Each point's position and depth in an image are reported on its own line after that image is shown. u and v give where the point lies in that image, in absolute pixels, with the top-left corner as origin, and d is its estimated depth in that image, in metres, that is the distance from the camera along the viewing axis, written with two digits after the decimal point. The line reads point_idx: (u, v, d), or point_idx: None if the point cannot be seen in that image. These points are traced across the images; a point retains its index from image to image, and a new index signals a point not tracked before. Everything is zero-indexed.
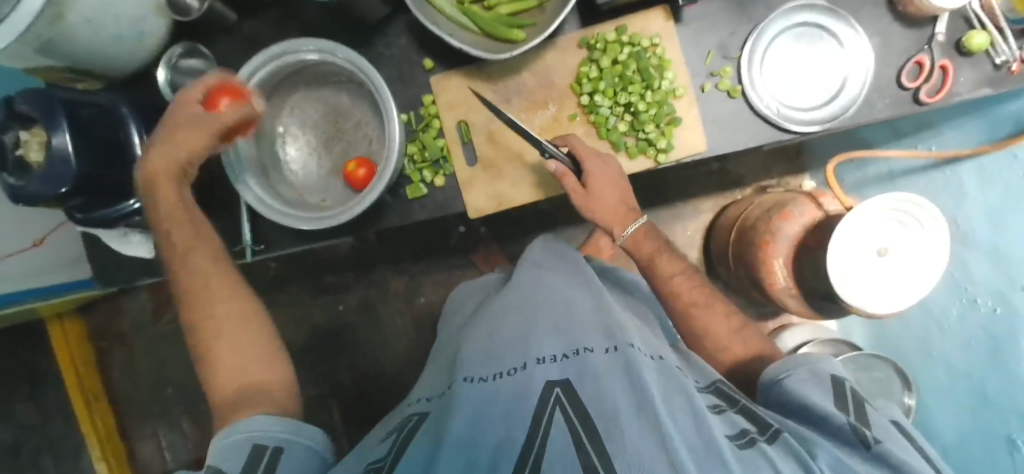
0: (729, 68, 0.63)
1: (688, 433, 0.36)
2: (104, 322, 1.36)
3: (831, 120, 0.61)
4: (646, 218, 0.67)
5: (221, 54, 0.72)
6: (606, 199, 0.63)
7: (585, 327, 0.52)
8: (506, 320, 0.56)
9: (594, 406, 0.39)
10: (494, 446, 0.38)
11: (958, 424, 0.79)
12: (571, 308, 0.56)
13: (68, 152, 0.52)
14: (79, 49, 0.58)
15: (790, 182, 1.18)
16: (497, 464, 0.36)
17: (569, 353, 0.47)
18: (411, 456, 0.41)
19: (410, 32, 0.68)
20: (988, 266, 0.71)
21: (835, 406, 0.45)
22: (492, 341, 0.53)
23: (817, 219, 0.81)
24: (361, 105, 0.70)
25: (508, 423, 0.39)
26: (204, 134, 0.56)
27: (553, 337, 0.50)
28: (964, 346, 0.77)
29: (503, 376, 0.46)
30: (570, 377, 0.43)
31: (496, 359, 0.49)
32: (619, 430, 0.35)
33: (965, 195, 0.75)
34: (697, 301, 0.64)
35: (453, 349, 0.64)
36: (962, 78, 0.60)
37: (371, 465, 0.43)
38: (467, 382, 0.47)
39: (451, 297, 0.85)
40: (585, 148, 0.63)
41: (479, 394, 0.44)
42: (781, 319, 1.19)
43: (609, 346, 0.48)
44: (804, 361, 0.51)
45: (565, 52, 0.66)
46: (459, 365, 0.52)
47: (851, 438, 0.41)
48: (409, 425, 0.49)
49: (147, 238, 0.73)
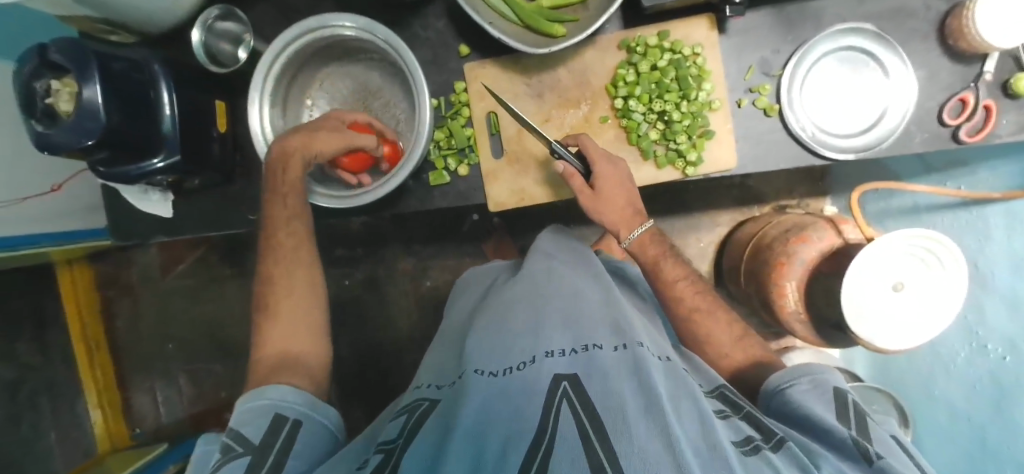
0: (768, 86, 0.62)
1: (694, 434, 0.36)
2: (113, 272, 1.38)
3: (866, 149, 0.60)
4: (653, 223, 0.66)
5: (255, 19, 0.71)
6: (616, 201, 0.63)
7: (595, 323, 0.52)
8: (516, 310, 0.55)
9: (601, 400, 0.38)
10: (502, 437, 0.37)
11: (953, 465, 0.79)
12: (581, 304, 0.55)
13: (98, 107, 0.52)
14: (117, 2, 0.58)
15: (810, 205, 1.16)
16: (504, 455, 0.35)
17: (578, 350, 0.46)
18: (422, 439, 0.41)
19: (448, 16, 0.67)
20: (1004, 312, 0.70)
21: (838, 419, 0.45)
22: (501, 331, 0.52)
23: (837, 246, 0.80)
24: (391, 85, 0.69)
25: (517, 415, 0.39)
26: (341, 144, 0.61)
27: (562, 333, 0.50)
28: (969, 388, 0.76)
29: (513, 371, 0.45)
30: (578, 372, 0.43)
31: (505, 350, 0.49)
32: (625, 426, 0.34)
33: (989, 239, 0.74)
34: (700, 307, 0.63)
35: (460, 335, 0.64)
36: (1006, 120, 0.59)
37: (382, 447, 0.43)
38: (477, 372, 0.46)
39: (457, 282, 0.85)
40: (597, 148, 0.62)
41: (488, 388, 0.43)
42: (784, 340, 1.19)
43: (619, 343, 0.48)
44: (810, 371, 0.51)
45: (603, 52, 0.65)
46: (466, 354, 0.51)
47: (853, 453, 0.41)
48: (419, 409, 0.49)
49: (167, 198, 0.74)
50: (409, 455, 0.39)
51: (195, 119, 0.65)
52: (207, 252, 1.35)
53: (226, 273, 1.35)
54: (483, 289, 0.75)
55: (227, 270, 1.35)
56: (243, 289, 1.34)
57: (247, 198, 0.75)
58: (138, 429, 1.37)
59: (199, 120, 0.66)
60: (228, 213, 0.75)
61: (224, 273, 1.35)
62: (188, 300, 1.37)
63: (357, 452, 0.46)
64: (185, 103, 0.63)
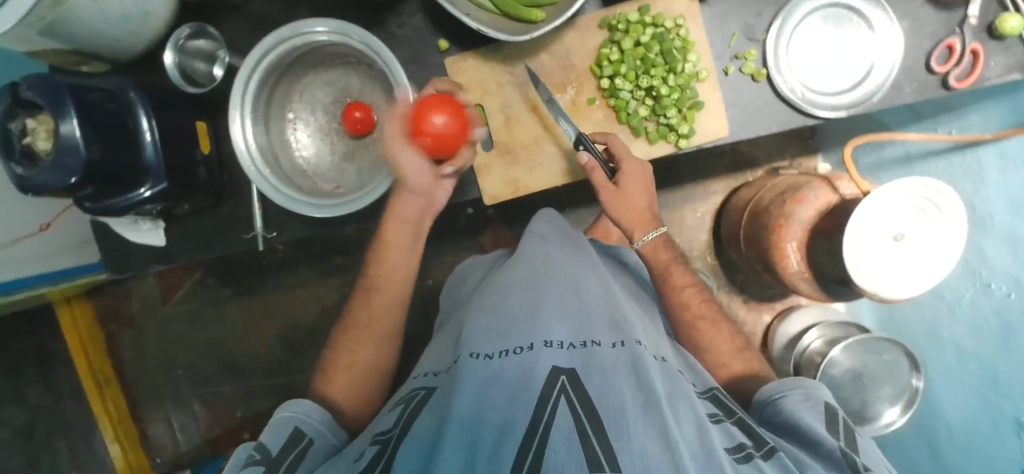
0: (754, 51, 0.61)
1: (692, 440, 0.36)
2: (113, 305, 1.37)
3: (857, 105, 0.60)
4: (666, 229, 0.65)
5: (227, 34, 0.70)
6: (635, 200, 0.62)
7: (596, 317, 0.52)
8: (515, 294, 0.56)
9: (601, 399, 0.38)
10: (497, 425, 0.37)
11: (965, 406, 0.80)
12: (580, 294, 0.56)
13: (78, 143, 0.51)
14: (82, 32, 0.56)
15: (803, 164, 1.16)
16: (500, 442, 0.35)
17: (577, 344, 0.47)
18: (418, 429, 0.41)
19: (424, 11, 0.65)
20: (1006, 251, 0.70)
21: (829, 430, 0.45)
22: (498, 317, 0.52)
23: (834, 203, 0.80)
24: (372, 88, 0.68)
25: (513, 404, 0.39)
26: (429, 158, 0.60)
27: (560, 323, 0.50)
28: (975, 330, 0.77)
29: (509, 354, 0.46)
30: (576, 366, 0.43)
31: (502, 335, 0.49)
32: (624, 427, 0.35)
33: (985, 180, 0.74)
34: (705, 315, 0.63)
35: (458, 321, 0.63)
36: (993, 63, 0.59)
37: (377, 438, 0.44)
38: (473, 357, 0.47)
39: (456, 270, 0.83)
40: (623, 147, 0.62)
41: (483, 372, 0.43)
42: (789, 301, 1.19)
43: (615, 339, 0.49)
44: (804, 384, 0.52)
45: (585, 33, 0.64)
46: (465, 339, 0.52)
47: (840, 464, 0.40)
48: (416, 399, 0.49)
49: (158, 226, 0.73)
50: (405, 446, 0.40)
51: (178, 143, 0.63)
52: (205, 275, 1.34)
53: (226, 294, 1.34)
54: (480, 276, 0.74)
55: (227, 291, 1.34)
56: (245, 308, 1.34)
57: (237, 218, 0.73)
58: (158, 458, 1.37)
59: (182, 144, 0.64)
60: (220, 235, 0.74)
61: (224, 294, 1.34)
62: (191, 325, 1.36)
63: (359, 446, 0.47)
64: (167, 126, 0.62)
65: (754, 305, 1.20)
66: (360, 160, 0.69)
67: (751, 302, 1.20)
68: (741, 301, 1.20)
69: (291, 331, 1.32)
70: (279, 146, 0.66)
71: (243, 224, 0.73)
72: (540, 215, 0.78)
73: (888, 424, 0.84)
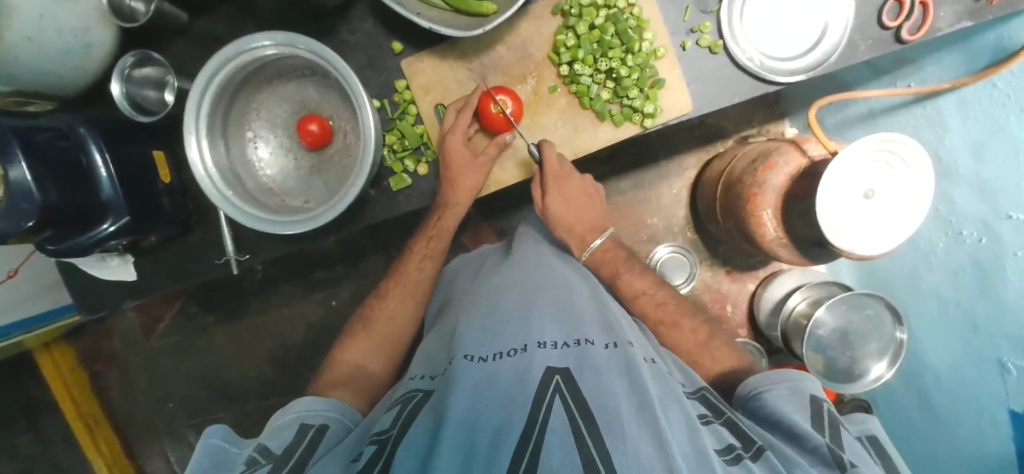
0: (709, 23, 0.61)
1: (683, 441, 0.37)
2: (95, 345, 1.34)
3: (816, 67, 0.60)
4: (603, 241, 0.73)
5: (174, 57, 0.68)
6: (565, 214, 0.72)
7: (587, 320, 0.54)
8: (508, 300, 0.57)
9: (593, 398, 0.39)
10: (492, 427, 0.37)
11: (950, 352, 0.82)
12: (573, 302, 0.57)
13: (31, 186, 0.49)
14: (20, 71, 0.54)
15: (771, 130, 1.18)
16: (494, 444, 0.35)
17: (571, 343, 0.48)
18: (415, 429, 0.41)
19: (374, 15, 0.64)
20: (973, 197, 0.72)
21: (814, 427, 0.46)
22: (493, 321, 0.54)
23: (803, 167, 0.81)
24: (330, 97, 0.67)
25: (507, 405, 0.39)
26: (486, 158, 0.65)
27: (553, 326, 0.51)
28: (952, 277, 0.79)
29: (503, 357, 0.47)
30: (570, 365, 0.44)
31: (495, 338, 0.50)
32: (618, 427, 0.35)
33: (948, 128, 0.76)
34: (664, 320, 0.67)
35: (450, 320, 0.63)
36: (943, 12, 0.60)
37: (374, 438, 0.43)
38: (467, 359, 0.47)
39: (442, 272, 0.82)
40: (554, 163, 0.64)
41: (479, 373, 0.44)
42: (772, 267, 1.20)
43: (609, 341, 0.50)
44: (789, 378, 0.52)
45: (539, 21, 0.63)
46: (458, 341, 0.52)
47: (827, 460, 0.41)
48: (413, 401, 0.47)
49: (127, 260, 0.72)
50: (405, 444, 0.39)
51: (137, 175, 0.62)
52: (186, 303, 1.32)
53: (210, 321, 1.32)
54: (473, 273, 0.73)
55: (211, 318, 1.32)
56: (231, 333, 1.32)
57: (209, 244, 0.71)
58: None
59: (143, 176, 0.62)
60: (193, 263, 0.72)
61: (209, 321, 1.32)
62: (178, 356, 1.34)
63: (355, 444, 0.45)
64: (122, 158, 0.60)
65: (737, 274, 1.21)
66: (327, 172, 0.67)
67: (734, 271, 1.21)
68: (724, 272, 1.22)
69: (281, 351, 1.30)
70: (242, 166, 0.65)
71: (215, 249, 0.71)
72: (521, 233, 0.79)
73: (876, 378, 0.87)
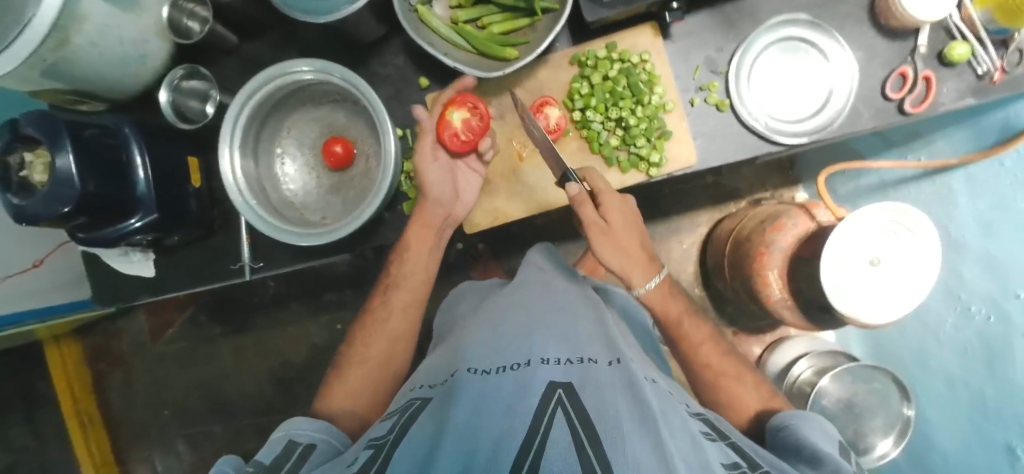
0: (717, 83, 0.64)
1: (687, 453, 0.37)
2: (102, 343, 1.38)
3: (820, 131, 0.63)
4: (667, 272, 0.63)
5: (219, 74, 0.74)
6: (623, 239, 0.60)
7: (590, 340, 0.55)
8: (510, 320, 0.59)
9: (594, 413, 0.39)
10: (493, 438, 0.37)
11: (959, 436, 0.77)
12: (575, 322, 0.59)
13: (73, 176, 0.53)
14: (81, 71, 0.60)
15: (783, 194, 1.19)
16: (497, 451, 0.35)
17: (575, 360, 0.49)
18: (416, 434, 0.42)
19: (406, 52, 0.70)
20: (982, 273, 0.70)
21: (839, 454, 0.46)
22: (497, 339, 0.55)
23: (811, 231, 0.81)
24: (356, 122, 0.71)
25: (509, 416, 0.39)
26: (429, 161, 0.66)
27: (557, 344, 0.52)
28: (960, 352, 0.76)
29: (505, 370, 0.48)
30: (572, 381, 0.44)
31: (499, 355, 0.52)
32: (621, 440, 0.36)
33: (956, 205, 0.76)
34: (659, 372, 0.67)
35: (459, 333, 0.64)
36: (947, 89, 0.63)
37: (371, 443, 0.44)
38: (470, 372, 0.49)
39: (450, 293, 0.85)
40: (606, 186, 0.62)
41: (481, 380, 0.46)
42: (779, 332, 1.18)
43: (613, 358, 0.52)
44: (808, 416, 0.52)
45: (557, 69, 0.67)
46: (465, 356, 0.54)
47: None
48: (411, 409, 0.48)
49: (149, 257, 0.76)
50: (405, 448, 0.40)
51: (171, 177, 0.66)
52: (196, 312, 1.35)
53: (217, 333, 1.34)
54: (476, 300, 0.75)
55: (218, 328, 1.34)
56: (234, 346, 1.34)
57: (227, 249, 0.75)
58: None
59: (176, 178, 0.67)
60: (212, 264, 0.75)
61: (215, 332, 1.34)
62: (180, 363, 1.36)
63: (355, 451, 0.45)
64: (159, 161, 0.64)
65: (744, 336, 1.20)
66: (345, 192, 0.71)
67: (741, 332, 1.20)
68: (731, 332, 1.20)
69: (282, 368, 1.31)
70: (268, 180, 0.69)
71: (231, 255, 0.75)
72: (528, 261, 0.78)
73: (882, 455, 0.82)
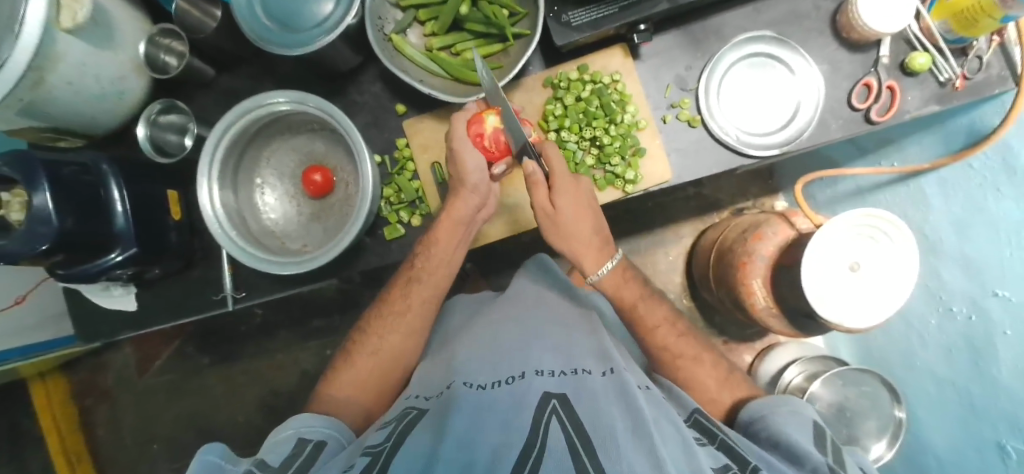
0: (687, 99, 0.66)
1: (679, 461, 0.37)
2: (87, 379, 1.35)
3: (790, 142, 0.64)
4: (621, 257, 0.65)
5: (197, 107, 0.74)
6: (578, 228, 0.61)
7: (582, 351, 0.55)
8: (504, 335, 0.59)
9: (589, 421, 0.39)
10: (490, 452, 0.36)
11: (951, 435, 0.77)
12: (568, 336, 0.58)
13: (50, 213, 0.53)
14: (57, 110, 0.61)
15: (765, 203, 1.21)
16: (494, 463, 0.35)
17: (569, 372, 0.49)
18: (414, 444, 0.41)
19: (383, 80, 0.71)
20: (959, 273, 0.71)
21: (815, 447, 0.44)
22: (490, 355, 0.54)
23: (791, 238, 0.82)
24: (336, 150, 0.71)
25: (506, 430, 0.39)
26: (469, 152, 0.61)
27: (551, 357, 0.53)
28: (945, 352, 0.77)
29: (502, 384, 0.47)
30: (567, 392, 0.45)
31: (494, 369, 0.51)
32: (614, 447, 0.36)
33: (929, 208, 0.77)
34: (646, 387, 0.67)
35: (449, 349, 0.63)
36: (911, 97, 0.65)
37: (367, 450, 0.41)
38: (466, 385, 0.48)
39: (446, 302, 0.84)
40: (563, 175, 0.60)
41: (479, 395, 0.46)
42: (768, 339, 1.19)
43: (606, 368, 0.52)
44: (788, 403, 0.51)
45: (531, 91, 0.69)
46: (459, 369, 0.54)
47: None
48: (407, 418, 0.47)
49: (130, 290, 0.75)
50: (402, 456, 0.39)
51: (150, 210, 0.66)
52: (183, 343, 1.33)
53: (204, 363, 1.32)
54: (469, 314, 0.74)
55: (206, 359, 1.32)
56: (223, 376, 1.31)
57: (209, 280, 0.75)
58: None
59: (156, 211, 0.67)
60: (191, 297, 0.75)
61: (203, 363, 1.32)
62: (167, 395, 1.33)
63: (346, 459, 0.43)
64: (137, 194, 0.64)
65: (734, 344, 1.20)
66: (326, 218, 0.71)
67: (731, 341, 1.20)
68: (721, 342, 1.20)
69: (272, 397, 1.29)
70: (248, 210, 0.69)
71: (214, 285, 0.74)
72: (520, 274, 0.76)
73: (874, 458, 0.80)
